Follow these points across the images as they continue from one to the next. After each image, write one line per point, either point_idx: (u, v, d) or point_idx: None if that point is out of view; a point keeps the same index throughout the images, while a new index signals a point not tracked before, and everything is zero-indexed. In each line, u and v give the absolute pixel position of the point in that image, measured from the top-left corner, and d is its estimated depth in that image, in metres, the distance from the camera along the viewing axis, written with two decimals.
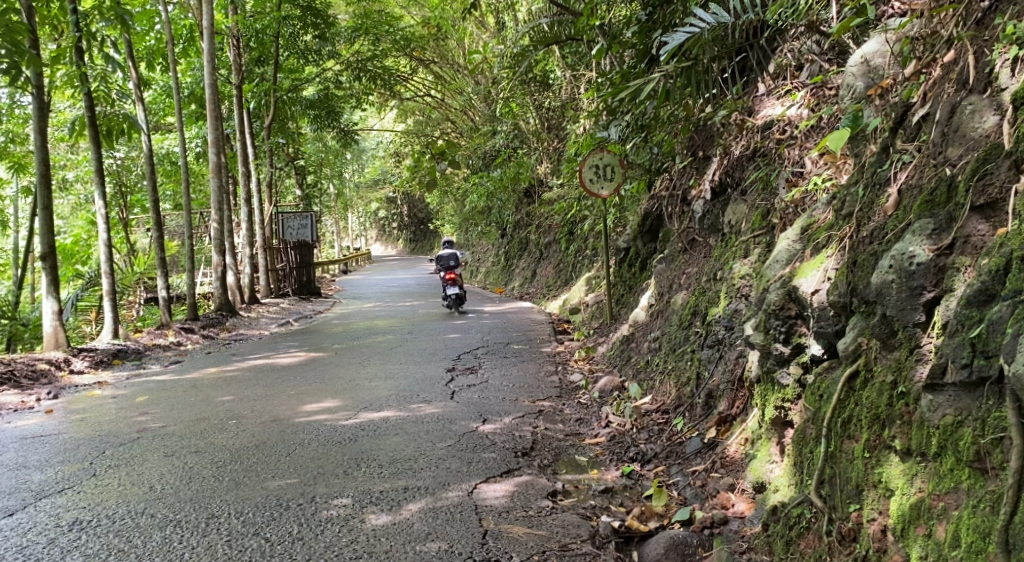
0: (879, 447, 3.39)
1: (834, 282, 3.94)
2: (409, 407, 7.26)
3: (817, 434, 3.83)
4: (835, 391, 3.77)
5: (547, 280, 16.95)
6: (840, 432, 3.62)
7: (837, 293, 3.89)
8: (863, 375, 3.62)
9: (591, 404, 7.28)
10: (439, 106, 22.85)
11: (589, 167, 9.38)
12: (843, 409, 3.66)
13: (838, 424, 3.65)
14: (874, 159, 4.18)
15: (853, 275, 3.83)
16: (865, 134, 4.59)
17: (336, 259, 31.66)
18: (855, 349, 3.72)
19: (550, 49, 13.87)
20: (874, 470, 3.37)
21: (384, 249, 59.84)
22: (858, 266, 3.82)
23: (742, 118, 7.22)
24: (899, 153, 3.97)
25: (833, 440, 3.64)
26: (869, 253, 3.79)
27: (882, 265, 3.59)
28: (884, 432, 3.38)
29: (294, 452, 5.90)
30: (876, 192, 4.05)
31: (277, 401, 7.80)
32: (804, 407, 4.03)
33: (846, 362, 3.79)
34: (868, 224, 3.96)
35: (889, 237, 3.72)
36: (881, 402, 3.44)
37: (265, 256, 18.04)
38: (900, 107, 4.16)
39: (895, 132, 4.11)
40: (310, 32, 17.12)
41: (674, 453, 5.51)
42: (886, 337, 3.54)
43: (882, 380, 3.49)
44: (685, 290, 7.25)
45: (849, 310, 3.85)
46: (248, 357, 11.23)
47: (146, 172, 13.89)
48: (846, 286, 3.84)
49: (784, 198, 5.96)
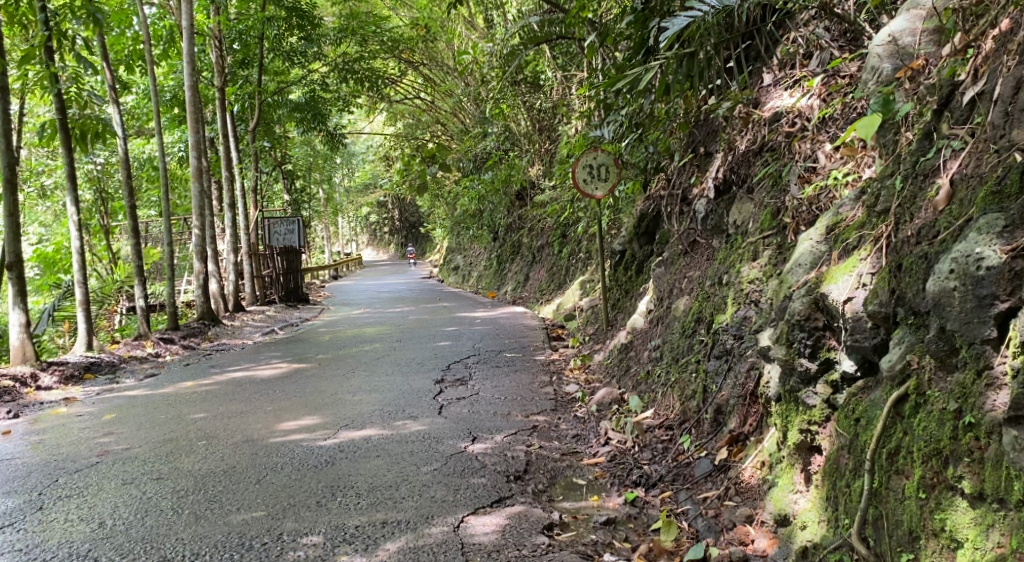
0: (940, 487, 2.95)
1: (875, 289, 3.47)
2: (393, 423, 6.76)
3: (854, 466, 3.37)
4: (877, 416, 3.31)
5: (539, 283, 16.46)
6: (885, 466, 3.18)
7: (877, 303, 3.44)
8: (914, 400, 3.15)
9: (589, 418, 6.77)
10: (428, 108, 22.37)
11: (582, 167, 8.88)
12: (889, 439, 3.20)
13: (883, 456, 3.20)
14: (915, 147, 3.73)
15: (900, 282, 3.38)
16: (896, 121, 4.11)
17: (327, 265, 31.08)
18: (902, 368, 3.26)
19: (541, 49, 13.41)
20: (935, 515, 2.94)
21: (376, 254, 59.29)
22: (904, 270, 3.37)
23: (747, 112, 6.70)
24: (948, 139, 3.52)
25: (877, 475, 3.19)
26: (917, 256, 3.34)
27: (936, 271, 3.13)
28: (946, 470, 2.95)
29: (265, 479, 5.39)
30: (919, 185, 3.59)
31: (253, 418, 7.28)
32: (837, 433, 3.56)
33: (891, 383, 3.32)
34: (913, 221, 3.51)
35: (944, 237, 3.27)
36: (942, 434, 2.99)
37: (250, 263, 17.45)
38: (943, 87, 3.71)
39: (940, 115, 3.67)
40: (295, 34, 16.60)
41: (681, 476, 5.02)
42: (944, 355, 3.09)
43: (939, 408, 3.04)
44: (688, 295, 6.75)
45: (892, 321, 3.40)
46: (228, 369, 10.70)
47: (123, 177, 13.27)
48: (889, 294, 3.40)
49: (797, 196, 5.51)
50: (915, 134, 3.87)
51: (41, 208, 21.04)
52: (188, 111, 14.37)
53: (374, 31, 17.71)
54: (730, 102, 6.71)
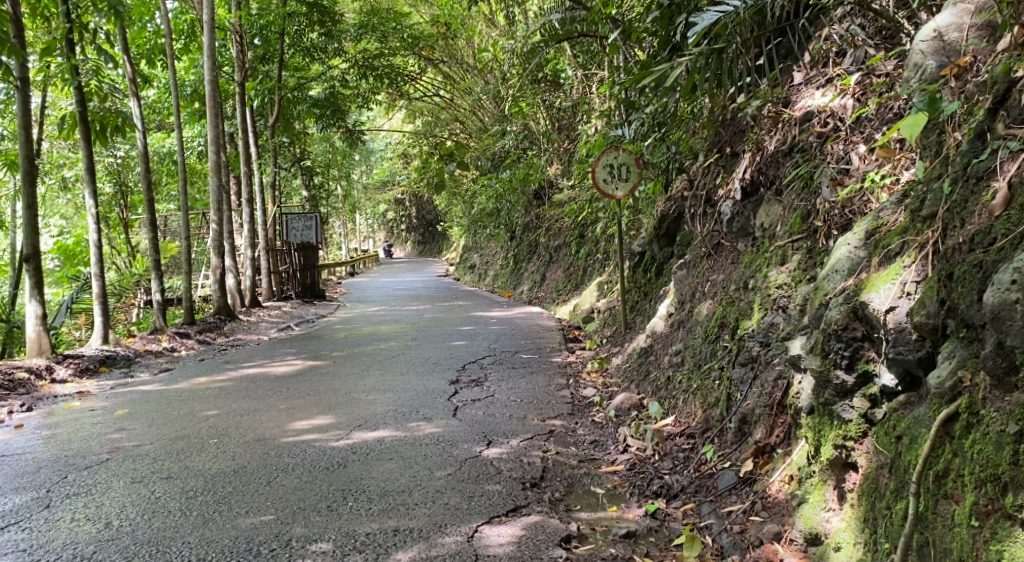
0: (996, 514, 2.81)
1: (922, 299, 3.31)
2: (407, 425, 6.61)
3: (897, 487, 3.21)
4: (923, 434, 3.17)
5: (556, 283, 16.29)
6: (932, 490, 3.03)
7: (924, 313, 3.29)
8: (966, 420, 3.01)
9: (607, 423, 6.59)
10: (448, 106, 22.17)
11: (603, 166, 8.68)
12: (936, 459, 3.06)
13: (930, 479, 3.06)
14: (966, 148, 3.53)
15: (950, 290, 3.23)
16: (944, 121, 3.92)
17: (344, 262, 31.00)
18: (953, 386, 3.12)
19: (562, 47, 13.21)
20: (991, 544, 2.79)
21: (393, 251, 59.33)
22: (956, 279, 3.22)
23: (777, 111, 6.46)
24: (1004, 140, 3.33)
25: (923, 499, 3.03)
26: (971, 264, 3.19)
27: (995, 282, 3.01)
28: (1004, 497, 2.81)
29: (275, 481, 5.25)
30: (970, 188, 3.39)
31: (265, 416, 7.15)
32: (878, 451, 3.42)
33: (939, 401, 3.17)
34: (964, 227, 3.32)
35: (1001, 245, 3.12)
36: (1002, 458, 2.84)
37: (267, 258, 17.34)
38: (998, 85, 3.51)
39: (995, 114, 3.47)
40: (316, 30, 16.49)
41: (704, 487, 4.85)
42: (1002, 373, 2.96)
43: (997, 430, 2.89)
44: (711, 299, 6.56)
45: (940, 333, 3.25)
46: (242, 365, 10.58)
47: (142, 171, 13.16)
48: (937, 304, 3.25)
49: (828, 198, 5.32)
50: (966, 134, 3.65)
51: (62, 200, 21.03)
52: (207, 106, 14.28)
53: (394, 28, 17.58)
54: (759, 101, 6.57)
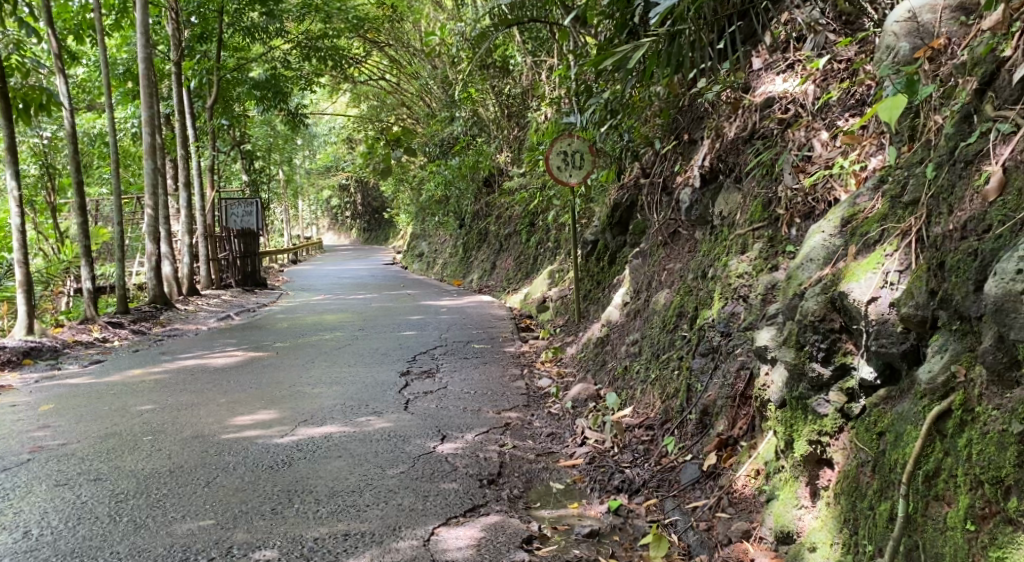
0: (994, 517, 2.82)
1: (910, 289, 3.35)
2: (356, 419, 6.35)
3: (882, 487, 3.25)
4: (908, 433, 3.20)
5: (506, 272, 16.09)
6: (922, 492, 3.05)
7: (912, 304, 3.33)
8: (959, 417, 3.01)
9: (563, 415, 6.41)
10: (394, 91, 21.69)
11: (556, 153, 8.48)
12: (926, 459, 3.07)
13: (919, 479, 3.08)
14: (953, 130, 3.56)
15: (939, 280, 3.25)
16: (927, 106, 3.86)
17: (286, 249, 30.26)
18: (946, 382, 3.12)
19: (511, 32, 12.95)
20: (990, 549, 2.79)
21: (337, 239, 58.40)
22: (948, 269, 3.23)
23: (737, 97, 6.36)
24: (995, 122, 3.34)
25: (912, 500, 3.06)
26: (964, 252, 3.20)
27: (997, 272, 2.98)
28: (1003, 501, 2.80)
29: (215, 482, 4.96)
30: (957, 173, 3.44)
31: (205, 411, 6.82)
32: (858, 448, 3.47)
33: (929, 398, 3.18)
34: (954, 213, 3.34)
35: (998, 232, 3.11)
36: (1005, 460, 2.81)
37: (206, 245, 16.77)
38: (984, 66, 3.52)
39: (983, 96, 3.48)
40: (256, 9, 15.93)
41: (666, 482, 4.69)
42: (1002, 369, 2.93)
43: (997, 429, 2.87)
44: (668, 288, 6.42)
45: (929, 325, 3.28)
46: (179, 356, 10.15)
47: (70, 153, 12.50)
48: (926, 294, 3.28)
49: (791, 185, 5.20)
50: (949, 116, 3.71)
51: None
52: (140, 86, 13.64)
53: (338, 9, 17.06)
54: (719, 86, 6.46)
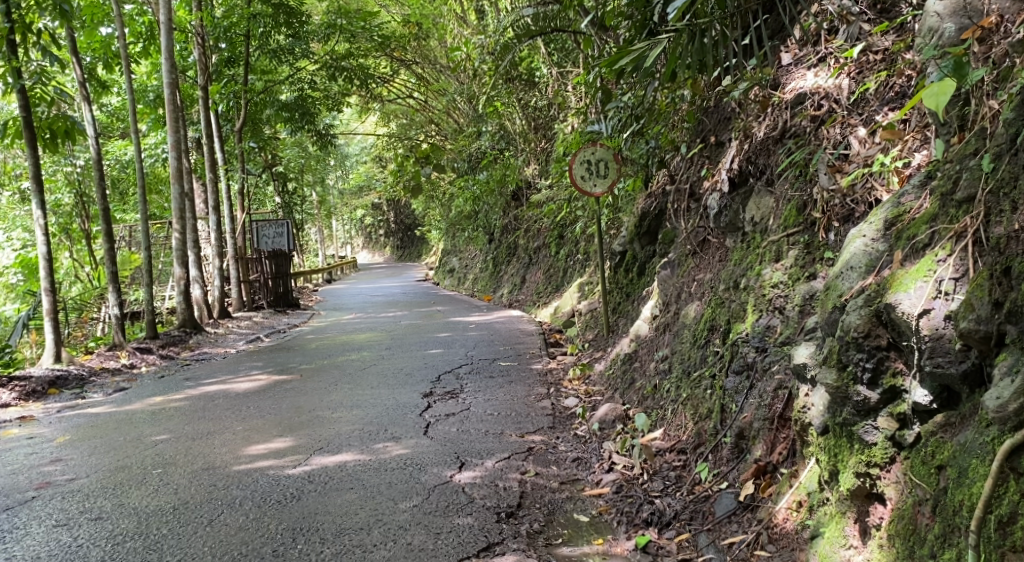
0: None
1: (970, 301, 3.02)
2: (373, 446, 6.04)
3: (947, 533, 2.91)
4: (977, 472, 2.86)
5: (536, 286, 15.72)
6: (997, 541, 2.73)
7: (973, 318, 3.00)
8: None
9: (590, 438, 6.03)
10: (422, 108, 21.51)
11: (580, 163, 8.13)
12: (999, 501, 2.75)
13: (991, 526, 2.75)
14: (1014, 114, 3.19)
15: (1004, 290, 2.94)
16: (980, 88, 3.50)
17: (320, 269, 30.12)
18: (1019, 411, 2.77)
19: (535, 44, 12.61)
20: None
21: (370, 256, 58.49)
22: (1016, 277, 2.92)
23: (765, 95, 5.96)
24: None
25: (985, 551, 2.75)
26: None
27: None
28: None
29: (218, 519, 4.69)
30: (1020, 163, 3.09)
31: (219, 439, 6.56)
32: (918, 486, 3.11)
33: (1000, 431, 2.84)
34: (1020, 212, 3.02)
35: None
36: None
37: (236, 267, 16.60)
38: None
39: None
40: (283, 32, 15.79)
41: (699, 513, 4.31)
42: None
43: None
44: (699, 300, 6.03)
45: (994, 342, 2.95)
46: (203, 381, 9.93)
47: (96, 180, 12.33)
48: (990, 305, 2.96)
49: (827, 186, 4.81)
50: (1007, 100, 3.34)
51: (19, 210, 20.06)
52: (166, 110, 13.46)
53: (363, 28, 16.88)
54: (747, 83, 6.06)
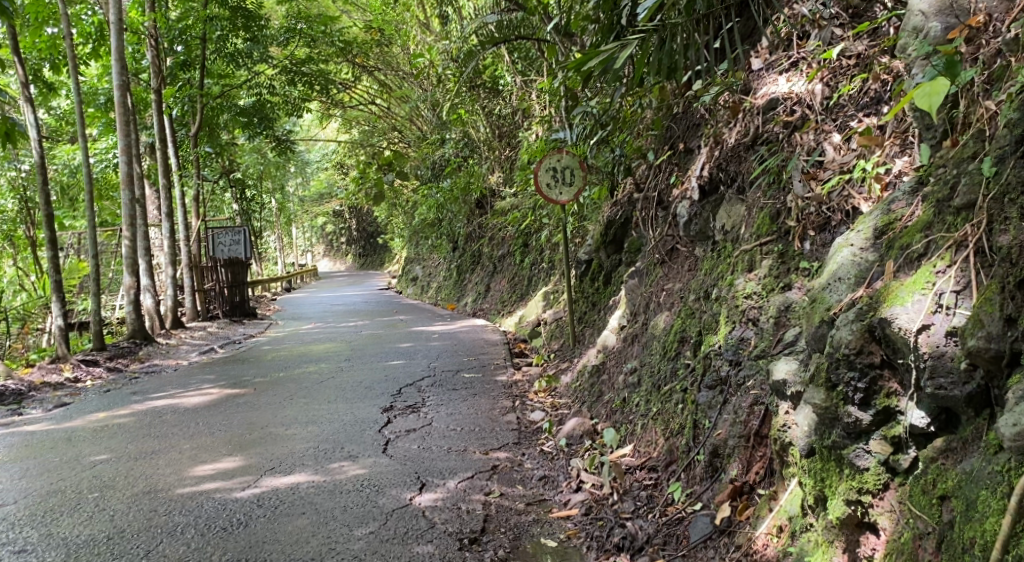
0: None
1: (979, 317, 2.86)
2: (328, 466, 5.73)
3: None
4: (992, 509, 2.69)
5: (500, 295, 15.47)
6: None
7: (983, 335, 2.83)
8: None
9: (556, 454, 5.78)
10: (384, 115, 21.13)
11: (545, 170, 7.88)
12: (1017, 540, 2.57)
13: None
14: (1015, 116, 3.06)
15: (1017, 305, 2.79)
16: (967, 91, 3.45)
17: (281, 277, 29.54)
18: None
19: (499, 50, 12.38)
20: None
21: (332, 264, 57.77)
22: None
23: (736, 100, 5.79)
24: None
25: None
26: None
27: None
28: None
29: (155, 551, 4.37)
30: None
31: (163, 459, 6.20)
32: (920, 518, 2.93)
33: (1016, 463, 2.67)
34: None
35: None
36: None
37: (190, 275, 16.08)
38: None
39: None
40: (240, 35, 15.35)
41: (673, 537, 4.08)
42: None
43: None
44: (668, 310, 5.82)
45: (1005, 362, 2.79)
46: (151, 395, 9.50)
47: (41, 185, 11.79)
48: (1001, 322, 2.80)
49: (802, 194, 4.64)
50: (1006, 100, 3.21)
51: None
52: (117, 114, 12.94)
53: (323, 32, 16.48)
54: (718, 88, 5.90)
